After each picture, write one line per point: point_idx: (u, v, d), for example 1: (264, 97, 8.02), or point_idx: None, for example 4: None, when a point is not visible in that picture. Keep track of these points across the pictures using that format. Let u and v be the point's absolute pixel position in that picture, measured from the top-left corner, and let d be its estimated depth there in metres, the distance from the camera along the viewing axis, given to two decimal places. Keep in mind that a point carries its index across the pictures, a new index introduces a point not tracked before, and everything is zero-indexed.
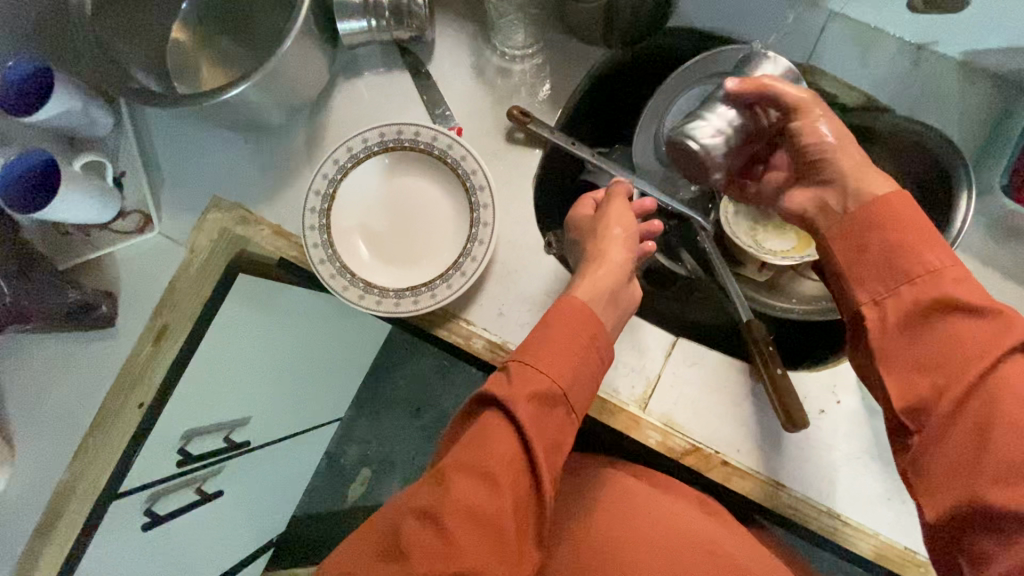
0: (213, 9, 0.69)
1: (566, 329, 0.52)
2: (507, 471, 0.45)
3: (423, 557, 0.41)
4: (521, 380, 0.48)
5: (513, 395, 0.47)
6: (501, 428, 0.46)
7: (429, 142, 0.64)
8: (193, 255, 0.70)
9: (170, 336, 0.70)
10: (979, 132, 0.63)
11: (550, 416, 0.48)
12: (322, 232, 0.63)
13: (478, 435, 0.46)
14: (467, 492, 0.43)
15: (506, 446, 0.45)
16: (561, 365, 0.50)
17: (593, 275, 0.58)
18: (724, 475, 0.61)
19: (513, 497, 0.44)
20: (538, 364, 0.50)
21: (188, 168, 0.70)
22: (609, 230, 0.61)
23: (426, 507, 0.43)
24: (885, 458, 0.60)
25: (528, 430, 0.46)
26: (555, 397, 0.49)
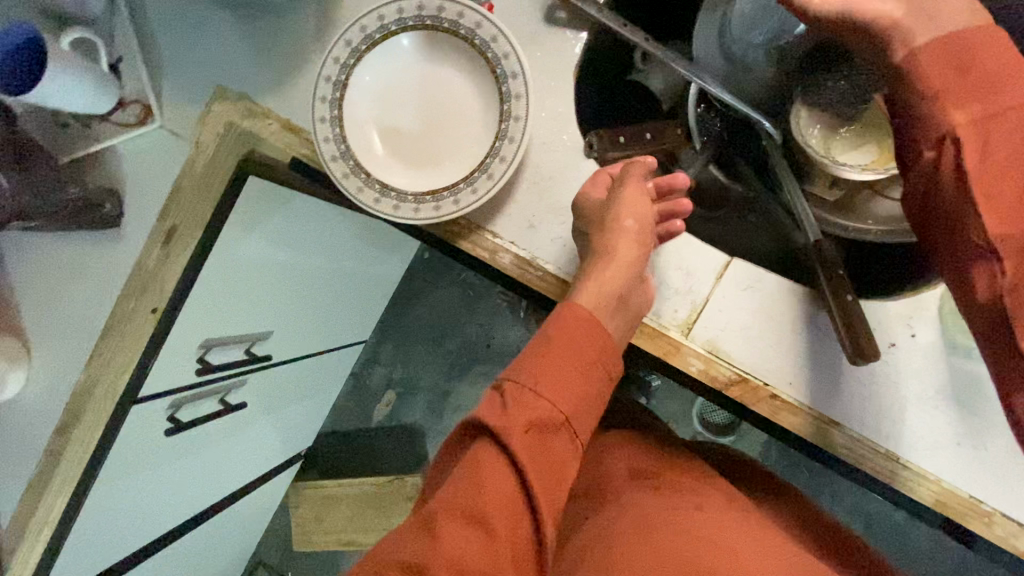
0: None
1: (567, 346, 0.47)
2: (499, 514, 0.41)
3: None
4: (520, 406, 0.44)
5: (508, 425, 0.42)
6: (499, 467, 0.42)
7: (455, 19, 0.54)
8: (197, 151, 0.64)
9: (179, 239, 0.66)
10: None
11: (554, 445, 0.44)
12: (334, 125, 0.56)
13: (469, 475, 0.42)
14: (456, 540, 0.39)
15: (502, 484, 0.41)
16: (561, 382, 0.45)
17: (604, 272, 0.51)
18: (771, 410, 0.55)
19: (508, 534, 0.41)
20: (538, 387, 0.45)
21: (190, 52, 0.63)
22: (620, 222, 0.52)
23: (411, 561, 0.39)
24: (959, 401, 0.53)
25: (525, 462, 0.42)
26: (556, 423, 0.45)
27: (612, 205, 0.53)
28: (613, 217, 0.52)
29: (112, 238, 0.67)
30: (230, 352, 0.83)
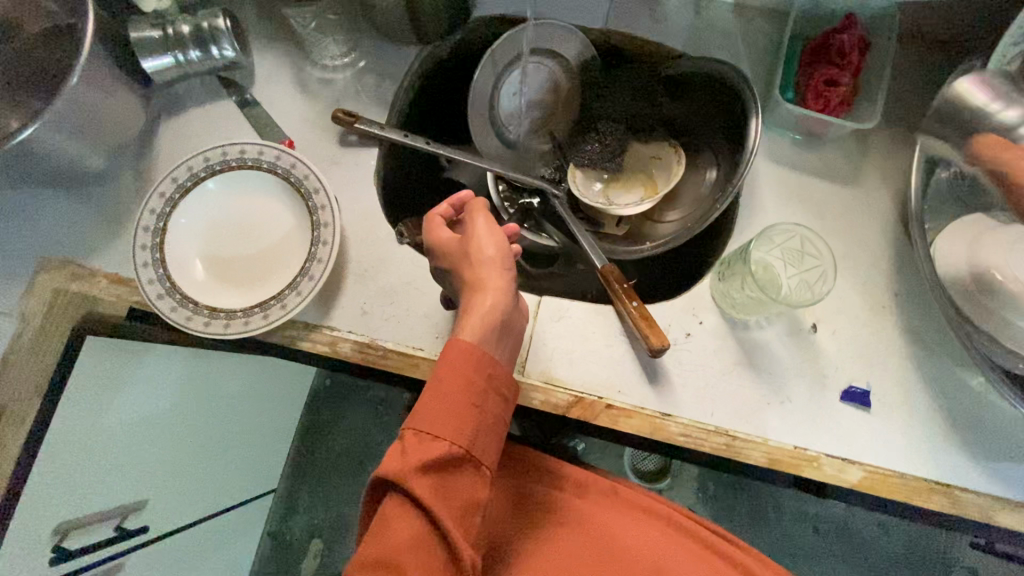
0: (15, 74, 0.67)
1: (454, 379, 0.48)
2: (414, 560, 0.42)
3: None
4: (416, 451, 0.45)
5: (405, 471, 0.43)
6: (405, 515, 0.43)
7: (257, 156, 0.63)
8: (24, 323, 0.64)
9: (9, 415, 0.64)
10: (764, 57, 0.70)
11: (455, 480, 0.46)
12: (157, 266, 0.61)
13: (379, 525, 0.43)
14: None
15: (411, 528, 0.43)
16: (452, 420, 0.46)
17: (475, 306, 0.52)
18: (612, 419, 0.60)
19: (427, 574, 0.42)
20: (433, 429, 0.46)
21: (9, 233, 0.66)
22: (482, 253, 0.55)
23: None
24: (756, 365, 0.62)
25: (432, 508, 0.43)
26: (455, 460, 0.46)
27: (467, 241, 0.56)
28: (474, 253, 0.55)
29: None
30: (94, 532, 0.76)
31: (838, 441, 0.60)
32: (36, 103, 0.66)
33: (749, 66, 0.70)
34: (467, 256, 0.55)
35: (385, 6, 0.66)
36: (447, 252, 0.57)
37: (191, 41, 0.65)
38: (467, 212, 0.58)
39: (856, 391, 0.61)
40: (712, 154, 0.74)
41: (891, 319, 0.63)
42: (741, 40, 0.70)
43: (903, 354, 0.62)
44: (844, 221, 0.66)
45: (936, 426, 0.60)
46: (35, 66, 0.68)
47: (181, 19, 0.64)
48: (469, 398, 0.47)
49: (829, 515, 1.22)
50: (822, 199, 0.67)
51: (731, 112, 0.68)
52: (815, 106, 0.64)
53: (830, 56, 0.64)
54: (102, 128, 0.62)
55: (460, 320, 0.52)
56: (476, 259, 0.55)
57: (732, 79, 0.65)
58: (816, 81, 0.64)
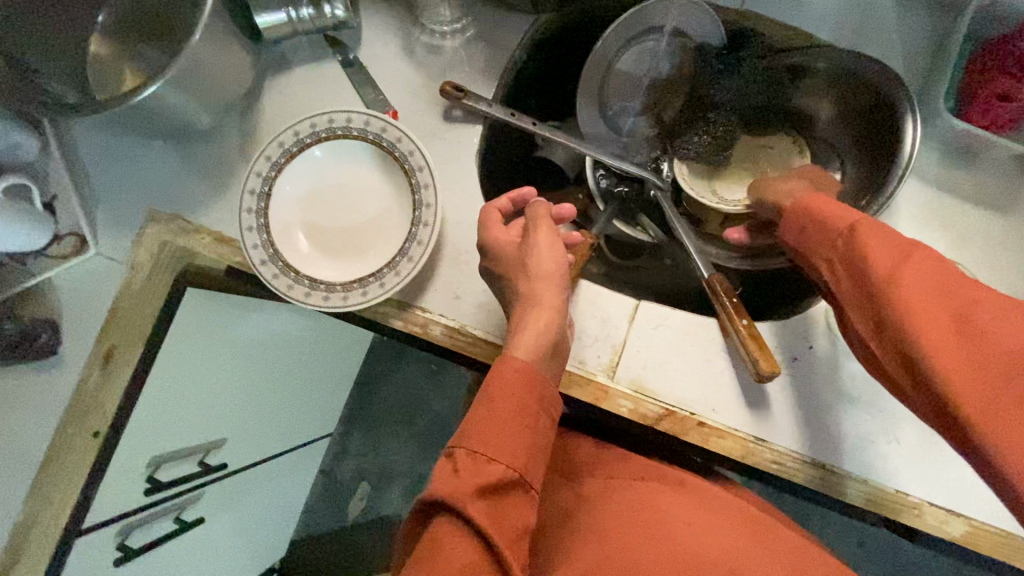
0: (128, 20, 0.66)
1: (509, 400, 0.46)
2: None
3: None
4: (470, 471, 0.42)
5: (461, 494, 0.41)
6: (457, 538, 0.40)
7: (363, 127, 0.61)
8: (135, 271, 0.67)
9: (117, 360, 0.67)
10: (923, 58, 0.62)
11: (507, 506, 0.43)
12: (261, 231, 0.61)
13: (429, 549, 0.40)
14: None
15: (463, 556, 0.40)
16: (507, 441, 0.44)
17: (528, 322, 0.51)
18: (702, 437, 0.58)
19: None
20: (487, 450, 0.44)
21: (121, 183, 0.68)
22: (540, 268, 0.53)
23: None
24: (866, 402, 0.58)
25: (486, 529, 0.40)
26: (510, 485, 0.44)
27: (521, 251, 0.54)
28: (529, 265, 0.53)
29: (43, 370, 0.66)
30: (181, 465, 0.81)
31: (946, 491, 0.56)
32: (150, 52, 0.66)
33: (903, 70, 0.63)
34: (522, 269, 0.53)
35: None
36: (505, 260, 0.54)
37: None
38: (528, 220, 0.56)
39: None
40: (839, 160, 0.68)
41: None
42: (899, 34, 0.63)
43: None
44: (988, 253, 0.59)
45: None
46: (147, 11, 0.66)
47: None
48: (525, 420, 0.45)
49: (877, 532, 1.18)
50: (969, 227, 0.60)
51: (874, 119, 0.62)
52: (981, 122, 0.57)
53: (1006, 66, 0.55)
54: (213, 84, 0.61)
55: (512, 336, 0.50)
56: (532, 273, 0.53)
57: (883, 85, 0.59)
58: (986, 93, 0.56)
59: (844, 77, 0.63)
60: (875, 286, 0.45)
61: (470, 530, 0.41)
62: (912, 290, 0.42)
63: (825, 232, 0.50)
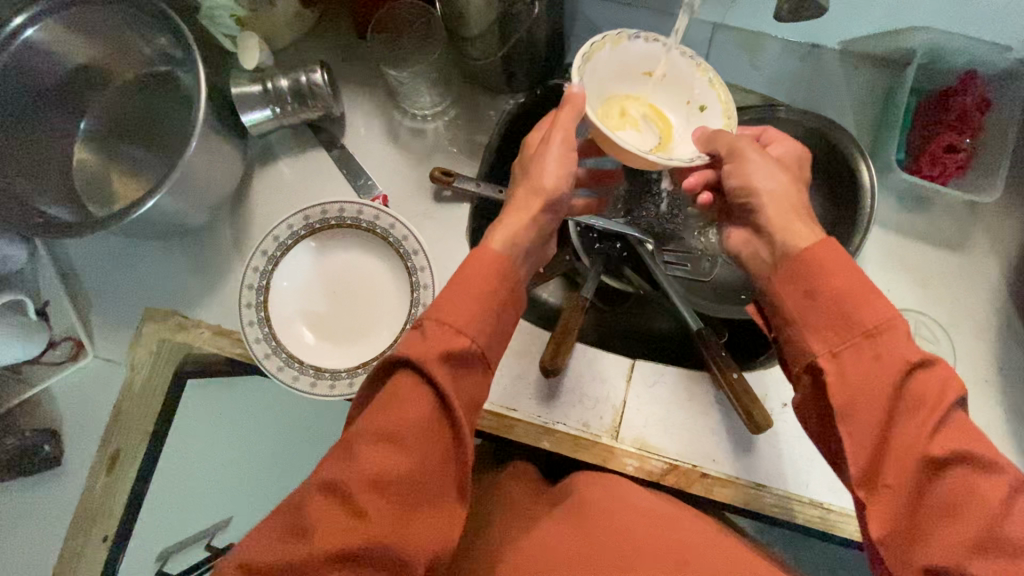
0: (116, 126, 0.68)
1: (481, 284, 0.45)
2: (411, 449, 0.41)
3: (326, 527, 0.39)
4: (438, 340, 0.43)
5: (427, 358, 0.42)
6: (417, 395, 0.42)
7: (355, 216, 0.64)
8: (134, 371, 0.66)
9: (123, 461, 0.67)
10: (871, 113, 0.68)
11: (469, 379, 0.45)
12: (262, 325, 0.62)
13: (387, 401, 0.42)
14: (374, 462, 0.40)
15: (420, 410, 0.42)
16: (475, 313, 0.45)
17: (516, 219, 0.49)
18: (707, 487, 0.61)
19: (425, 454, 0.42)
20: (457, 323, 0.44)
21: (115, 284, 0.68)
22: (547, 174, 0.51)
23: (332, 481, 0.41)
24: None
25: (444, 390, 0.42)
26: (472, 356, 0.45)
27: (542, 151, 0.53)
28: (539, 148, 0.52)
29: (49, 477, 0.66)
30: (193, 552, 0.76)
31: None
32: (140, 156, 0.67)
33: (855, 125, 0.68)
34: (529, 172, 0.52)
35: (485, 63, 0.65)
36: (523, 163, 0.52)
37: (290, 96, 0.65)
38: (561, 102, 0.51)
39: None
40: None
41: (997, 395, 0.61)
42: (847, 92, 0.68)
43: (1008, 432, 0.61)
44: (950, 290, 0.64)
45: None
46: (134, 117, 0.68)
47: (280, 73, 0.64)
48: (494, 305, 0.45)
49: None
50: (930, 266, 0.64)
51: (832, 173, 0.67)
52: (930, 172, 0.62)
53: (950, 122, 0.62)
54: (205, 184, 0.63)
55: (503, 216, 0.50)
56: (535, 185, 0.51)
57: (839, 142, 0.65)
58: (933, 146, 0.62)
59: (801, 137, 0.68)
60: (892, 423, 0.40)
61: (428, 387, 0.42)
62: (937, 452, 0.39)
63: (846, 336, 0.42)
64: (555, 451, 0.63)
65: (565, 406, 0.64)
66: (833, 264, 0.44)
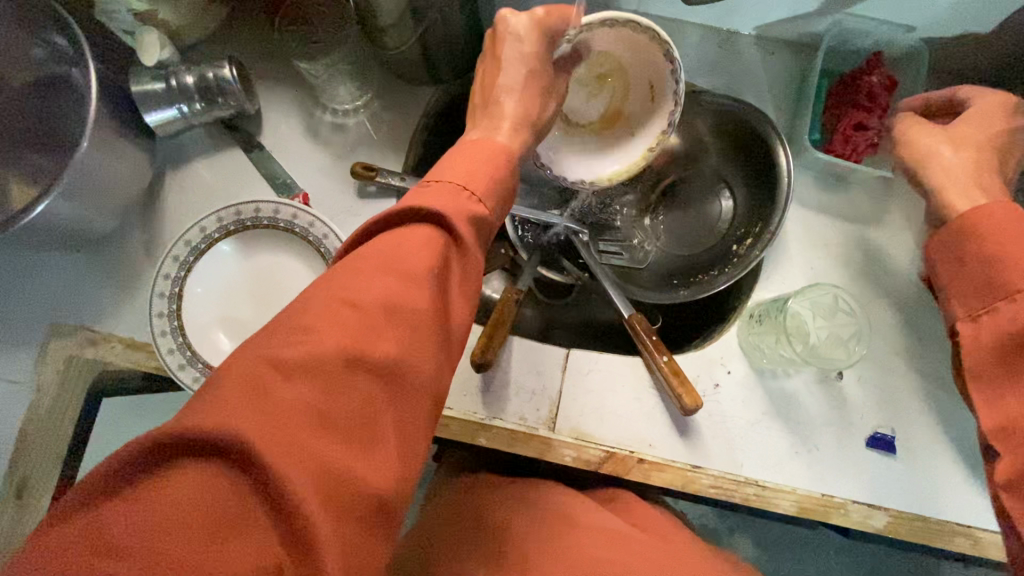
0: (10, 128, 0.64)
1: (477, 159, 0.42)
2: (429, 283, 0.36)
3: (339, 329, 0.33)
4: (452, 195, 0.39)
5: (451, 205, 0.39)
6: (430, 236, 0.37)
7: (272, 216, 0.61)
8: (40, 393, 0.62)
9: (32, 490, 0.62)
10: (787, 95, 0.69)
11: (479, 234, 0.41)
12: (176, 335, 0.58)
13: (406, 229, 0.37)
14: (394, 282, 0.35)
15: (438, 244, 0.37)
16: (486, 179, 0.42)
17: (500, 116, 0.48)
18: (644, 473, 0.61)
19: (437, 295, 0.37)
20: (466, 183, 0.41)
21: (17, 300, 0.63)
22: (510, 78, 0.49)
23: (345, 292, 0.34)
24: (786, 416, 0.62)
25: (459, 231, 0.38)
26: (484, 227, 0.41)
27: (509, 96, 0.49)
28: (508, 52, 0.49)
29: None
30: None
31: (864, 487, 0.61)
32: (36, 160, 0.63)
33: (773, 106, 0.69)
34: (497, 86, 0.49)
35: (401, 53, 0.63)
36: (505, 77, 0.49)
37: (198, 92, 0.62)
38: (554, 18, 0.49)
39: (883, 437, 0.61)
40: (724, 184, 0.73)
41: (916, 364, 0.63)
42: (765, 75, 0.69)
43: (927, 397, 0.63)
44: (869, 264, 0.65)
45: (963, 472, 0.61)
46: (28, 116, 0.63)
47: (184, 69, 0.61)
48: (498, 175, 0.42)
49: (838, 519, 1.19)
50: (852, 239, 0.66)
51: (752, 150, 0.68)
52: (841, 150, 0.64)
53: (860, 100, 0.63)
54: (109, 188, 0.59)
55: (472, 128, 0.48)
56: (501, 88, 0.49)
57: (754, 122, 0.65)
58: (844, 126, 0.63)
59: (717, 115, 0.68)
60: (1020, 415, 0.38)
61: (445, 229, 0.38)
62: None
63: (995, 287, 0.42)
64: (493, 446, 0.62)
65: (501, 401, 0.63)
66: (1005, 234, 0.42)
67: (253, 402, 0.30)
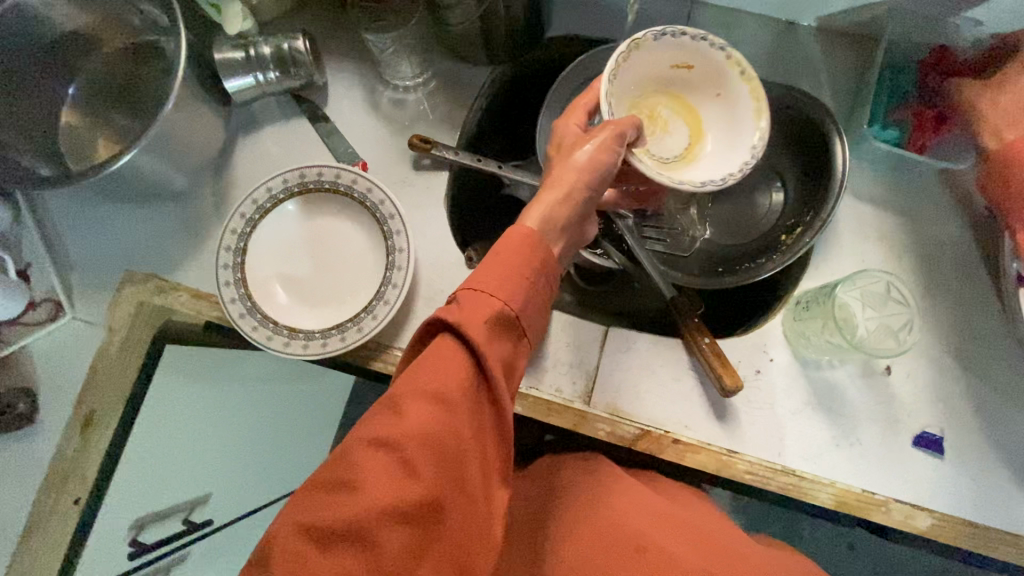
0: (101, 91, 0.69)
1: (508, 260, 0.44)
2: (455, 414, 0.40)
3: (381, 481, 0.37)
4: (478, 308, 0.42)
5: (472, 323, 0.41)
6: (456, 360, 0.40)
7: (334, 180, 0.64)
8: (112, 333, 0.67)
9: (98, 423, 0.67)
10: (846, 86, 0.68)
11: (507, 342, 0.43)
12: (239, 285, 0.62)
13: (431, 364, 0.40)
14: (425, 422, 0.39)
15: (461, 375, 0.40)
16: (513, 287, 0.43)
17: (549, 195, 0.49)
18: (679, 454, 0.60)
19: (466, 428, 0.40)
20: (491, 290, 0.43)
21: (96, 248, 0.69)
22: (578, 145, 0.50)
23: (380, 436, 0.38)
24: (828, 407, 0.61)
25: (483, 354, 0.40)
26: (512, 328, 0.43)
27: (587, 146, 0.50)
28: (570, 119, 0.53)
29: (23, 438, 0.66)
30: (170, 525, 0.75)
31: (908, 486, 0.59)
32: (123, 121, 0.68)
33: (830, 97, 0.68)
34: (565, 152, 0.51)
35: (462, 31, 0.66)
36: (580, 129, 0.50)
37: (272, 62, 0.66)
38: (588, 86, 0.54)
39: (930, 437, 0.59)
40: (777, 174, 0.72)
41: (971, 364, 0.61)
42: (824, 66, 0.68)
43: (981, 398, 0.60)
44: (923, 259, 0.64)
45: (1015, 478, 0.59)
46: (119, 81, 0.69)
47: (263, 40, 0.65)
48: (526, 274, 0.44)
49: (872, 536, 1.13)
50: (907, 232, 0.64)
51: (806, 140, 0.67)
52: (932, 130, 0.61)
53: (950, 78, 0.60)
54: (188, 147, 0.64)
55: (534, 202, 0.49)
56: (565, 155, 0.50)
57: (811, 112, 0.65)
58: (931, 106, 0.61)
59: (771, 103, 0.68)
60: None
61: (469, 353, 0.41)
62: None
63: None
64: (529, 416, 0.63)
65: (539, 372, 0.64)
66: None
67: (310, 564, 0.36)
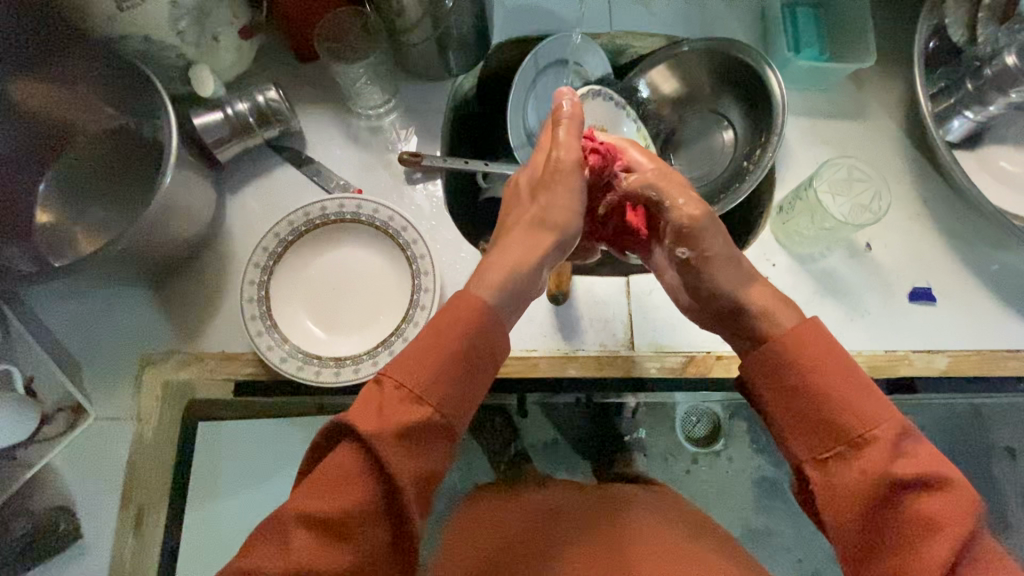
0: (78, 183, 0.68)
1: (433, 340, 0.42)
2: (347, 540, 0.38)
3: None
4: (394, 408, 0.40)
5: (380, 432, 0.38)
6: (356, 474, 0.38)
7: (338, 211, 0.66)
8: (142, 422, 0.64)
9: (150, 517, 0.63)
10: (757, 27, 0.78)
11: (428, 447, 0.40)
12: (273, 332, 0.62)
13: (331, 479, 0.38)
14: (309, 555, 0.37)
15: (361, 497, 0.38)
16: (438, 376, 0.41)
17: (509, 246, 0.49)
18: (725, 367, 0.66)
19: (358, 553, 0.38)
20: (415, 386, 0.41)
21: (104, 340, 0.66)
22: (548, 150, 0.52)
23: (263, 565, 0.37)
24: (835, 291, 0.68)
25: (389, 473, 0.38)
26: (434, 430, 0.40)
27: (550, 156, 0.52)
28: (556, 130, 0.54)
29: (72, 557, 0.61)
30: None
31: (921, 336, 0.67)
32: (101, 212, 0.67)
33: (747, 38, 0.78)
34: (538, 182, 0.52)
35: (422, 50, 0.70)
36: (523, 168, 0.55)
37: (248, 116, 0.67)
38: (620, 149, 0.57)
39: (920, 289, 0.68)
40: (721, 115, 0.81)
41: (930, 221, 0.71)
42: (734, 14, 0.78)
43: (946, 248, 0.70)
44: (864, 150, 0.74)
45: (991, 305, 0.69)
46: (95, 171, 0.69)
47: (235, 98, 0.67)
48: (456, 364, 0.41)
49: None
50: (844, 130, 0.74)
51: (738, 78, 0.76)
52: None
53: None
54: (185, 214, 0.63)
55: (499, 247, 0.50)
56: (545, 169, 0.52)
57: (735, 53, 0.74)
58: None
59: (697, 55, 0.77)
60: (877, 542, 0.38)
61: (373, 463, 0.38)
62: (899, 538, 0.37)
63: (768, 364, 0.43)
64: (584, 375, 0.66)
65: (579, 334, 0.67)
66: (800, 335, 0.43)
67: None
